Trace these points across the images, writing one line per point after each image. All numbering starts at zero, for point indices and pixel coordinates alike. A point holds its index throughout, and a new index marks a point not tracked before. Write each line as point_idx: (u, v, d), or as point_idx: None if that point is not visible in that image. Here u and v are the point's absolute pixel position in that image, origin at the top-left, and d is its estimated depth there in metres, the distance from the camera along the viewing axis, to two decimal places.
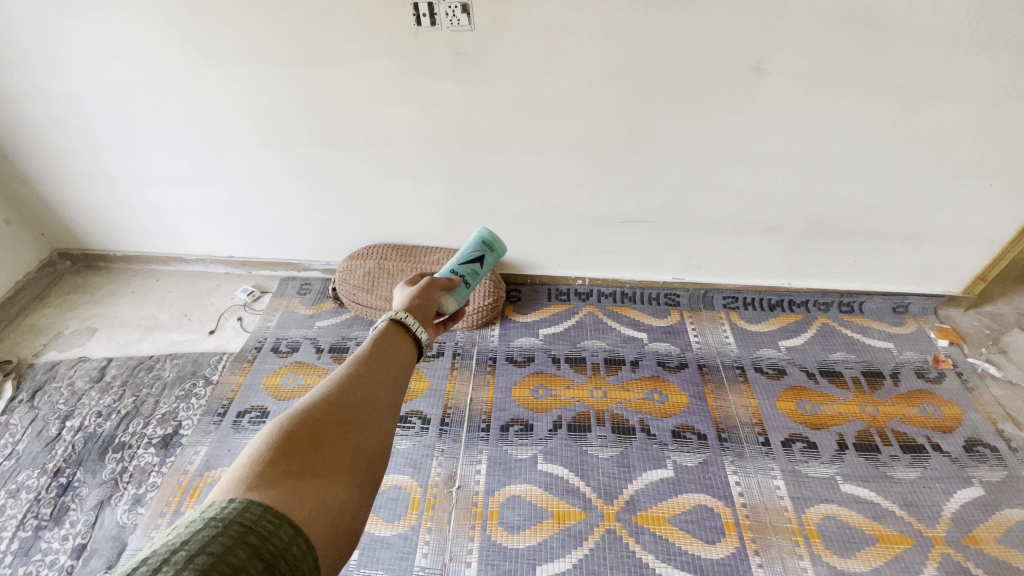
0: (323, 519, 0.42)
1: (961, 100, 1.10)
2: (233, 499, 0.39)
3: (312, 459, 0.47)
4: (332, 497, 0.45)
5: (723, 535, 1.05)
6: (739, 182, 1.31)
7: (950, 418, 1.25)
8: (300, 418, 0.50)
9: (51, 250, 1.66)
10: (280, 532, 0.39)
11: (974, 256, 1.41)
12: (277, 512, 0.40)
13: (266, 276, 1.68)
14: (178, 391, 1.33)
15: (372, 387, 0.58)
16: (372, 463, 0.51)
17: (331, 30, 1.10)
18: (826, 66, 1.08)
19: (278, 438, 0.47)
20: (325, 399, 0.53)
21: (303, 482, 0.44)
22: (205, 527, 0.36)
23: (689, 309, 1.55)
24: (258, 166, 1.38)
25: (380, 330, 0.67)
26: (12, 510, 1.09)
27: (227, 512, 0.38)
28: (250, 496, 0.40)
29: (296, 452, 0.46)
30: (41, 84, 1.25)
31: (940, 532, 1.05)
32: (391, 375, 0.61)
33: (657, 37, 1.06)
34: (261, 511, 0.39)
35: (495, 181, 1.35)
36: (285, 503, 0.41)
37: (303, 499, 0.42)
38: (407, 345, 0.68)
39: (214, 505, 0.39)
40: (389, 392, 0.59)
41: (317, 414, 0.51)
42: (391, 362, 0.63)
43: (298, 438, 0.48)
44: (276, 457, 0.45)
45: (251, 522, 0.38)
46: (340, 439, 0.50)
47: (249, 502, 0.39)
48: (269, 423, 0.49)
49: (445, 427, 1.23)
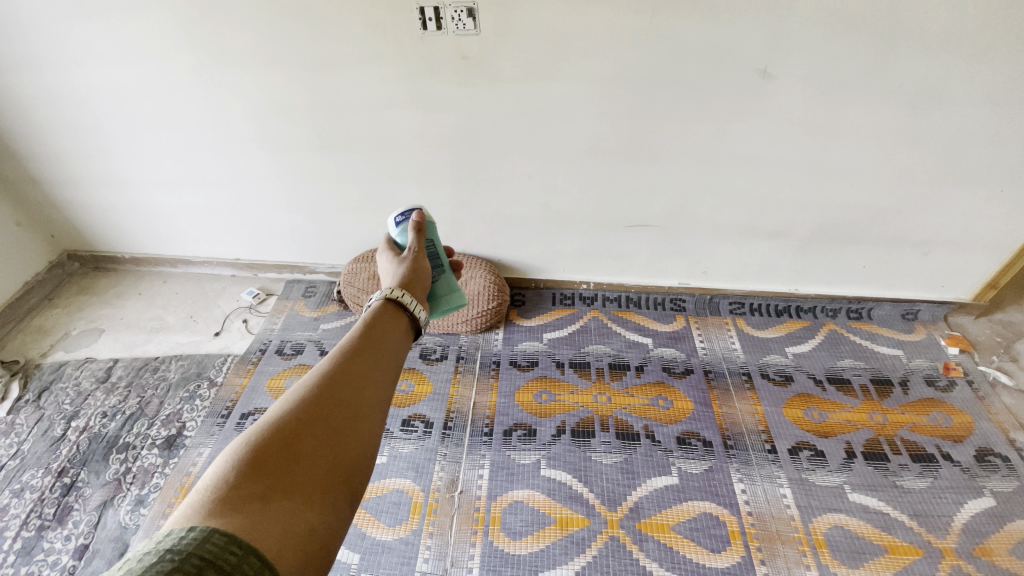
0: (291, 546, 0.41)
1: (971, 105, 1.09)
2: (193, 527, 0.38)
3: (282, 476, 0.46)
4: (302, 521, 0.44)
5: (728, 544, 1.03)
6: (745, 187, 1.30)
7: (961, 427, 1.23)
8: (272, 431, 0.49)
9: (61, 251, 1.68)
10: (243, 565, 0.37)
11: (985, 262, 1.39)
12: (242, 543, 0.39)
13: (272, 278, 1.69)
14: (182, 393, 1.33)
15: (353, 388, 0.56)
16: (350, 474, 0.50)
17: (338, 32, 1.10)
18: (833, 71, 1.07)
19: (247, 456, 0.46)
20: (300, 405, 0.52)
21: (270, 504, 0.43)
22: (162, 561, 0.35)
23: (695, 315, 1.54)
24: (263, 168, 1.39)
25: (367, 320, 0.66)
26: (16, 509, 1.09)
27: (185, 544, 0.37)
28: (212, 523, 0.39)
29: (265, 469, 0.45)
30: (51, 88, 1.27)
31: (950, 543, 1.03)
32: (375, 373, 0.60)
33: (662, 40, 1.06)
34: (224, 542, 0.38)
35: (500, 184, 1.35)
36: (250, 531, 0.40)
37: (268, 525, 0.41)
38: (397, 334, 0.67)
39: (173, 534, 0.38)
40: (372, 393, 0.58)
41: (290, 426, 0.50)
42: (377, 356, 0.62)
43: (269, 453, 0.47)
44: (242, 478, 0.44)
45: (211, 556, 0.36)
46: (315, 451, 0.49)
47: (211, 531, 0.38)
48: (238, 438, 0.48)
49: (448, 431, 1.23)
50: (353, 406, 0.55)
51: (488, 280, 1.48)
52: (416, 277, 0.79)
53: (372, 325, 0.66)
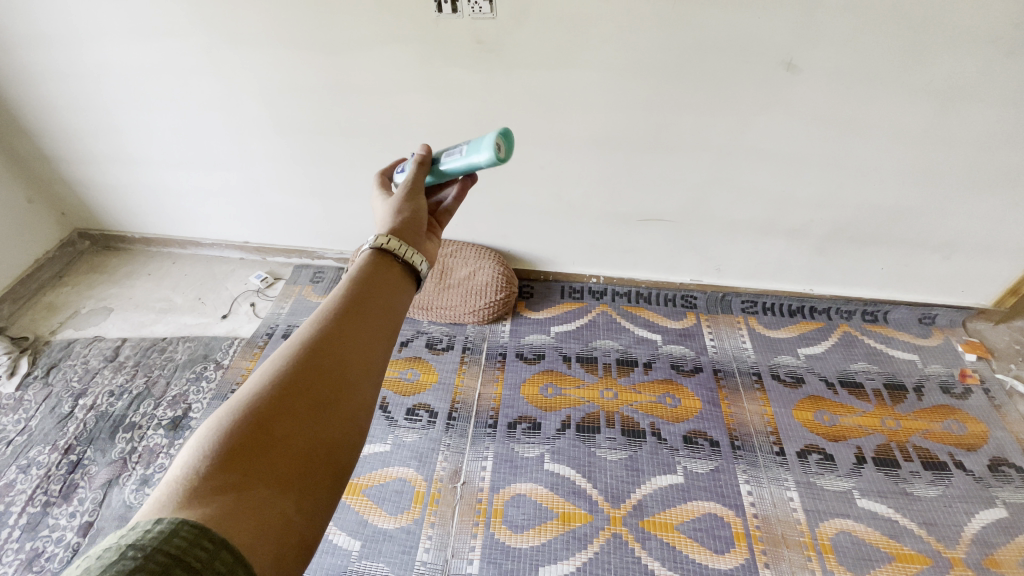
0: (266, 540, 0.37)
1: (1004, 104, 1.04)
2: (160, 520, 0.34)
3: (257, 460, 0.41)
4: (278, 511, 0.39)
5: (731, 546, 1.02)
6: (763, 183, 1.27)
7: (975, 436, 1.20)
8: (246, 412, 0.43)
9: (72, 229, 1.68)
10: (215, 561, 0.33)
11: (1008, 268, 1.35)
12: (213, 536, 0.34)
13: (280, 262, 1.68)
14: (189, 373, 1.34)
15: (338, 357, 0.50)
16: (334, 454, 0.45)
17: (351, 14, 1.08)
18: (862, 65, 1.03)
19: (218, 441, 0.41)
20: (276, 381, 0.46)
21: (244, 494, 0.38)
22: (123, 559, 0.31)
23: (706, 312, 1.51)
24: (273, 151, 1.38)
25: (353, 276, 0.59)
26: (23, 485, 1.11)
27: (149, 538, 0.33)
28: (182, 515, 0.35)
29: (237, 456, 0.40)
30: (63, 65, 1.26)
31: (959, 554, 1.01)
32: (365, 338, 0.53)
33: (684, 29, 1.02)
34: (194, 535, 0.34)
35: (512, 173, 1.33)
36: (222, 524, 0.36)
37: (243, 518, 0.37)
38: (391, 288, 0.61)
39: (137, 527, 0.34)
40: (359, 362, 0.51)
41: (266, 405, 0.44)
42: (366, 318, 0.55)
43: (241, 437, 0.41)
44: (214, 467, 0.39)
45: (179, 551, 0.32)
46: (295, 431, 0.44)
47: (180, 524, 0.34)
48: (208, 422, 0.43)
49: (452, 421, 1.22)
50: (337, 377, 0.49)
51: (496, 271, 1.46)
52: (410, 217, 0.69)
53: (360, 281, 0.59)
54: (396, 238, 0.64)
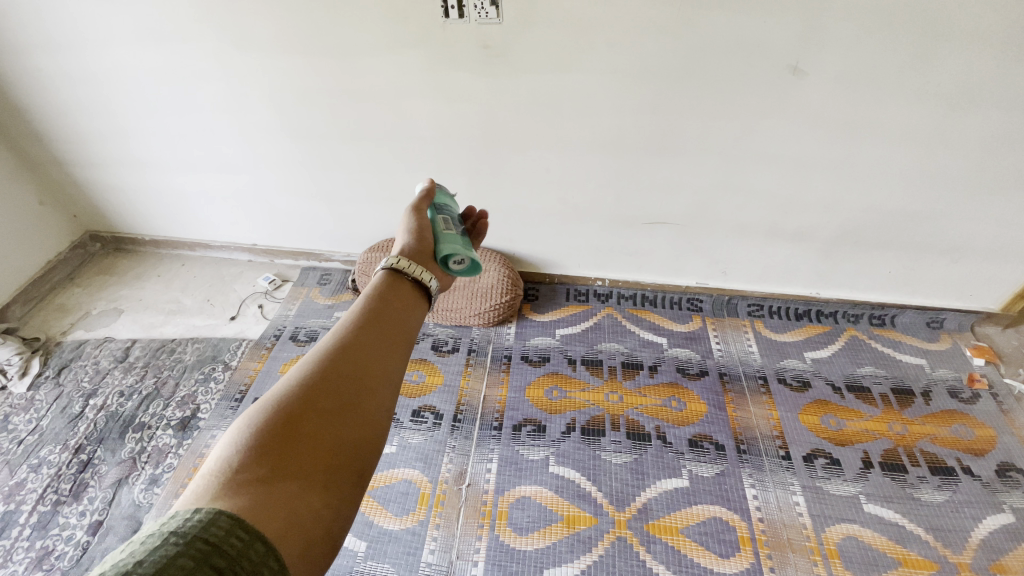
0: (294, 534, 0.38)
1: (1012, 107, 1.04)
2: (199, 509, 0.35)
3: (286, 455, 0.41)
4: (306, 506, 0.40)
5: (736, 550, 1.02)
6: (769, 186, 1.27)
7: (983, 441, 1.19)
8: (275, 411, 0.44)
9: (83, 232, 1.71)
10: (249, 551, 0.34)
11: (1016, 272, 1.34)
12: (247, 527, 0.35)
13: (288, 264, 1.70)
14: (197, 374, 1.35)
15: (361, 362, 0.51)
16: (358, 453, 0.46)
17: (359, 20, 1.09)
18: (868, 69, 1.03)
19: (250, 437, 0.42)
20: (303, 383, 0.47)
21: (274, 487, 0.39)
22: (165, 545, 0.32)
23: (712, 316, 1.51)
24: (280, 155, 1.39)
25: (372, 291, 0.61)
26: (34, 484, 1.12)
27: (190, 526, 0.34)
28: (219, 506, 0.36)
29: (267, 452, 0.41)
30: (75, 70, 1.28)
31: (966, 559, 1.00)
32: (385, 345, 0.54)
33: (689, 34, 1.03)
34: (230, 524, 0.35)
35: (518, 177, 1.33)
36: (254, 515, 0.36)
37: (274, 510, 0.37)
38: (408, 303, 0.62)
39: (177, 516, 0.35)
40: (380, 365, 0.52)
41: (293, 404, 0.45)
42: (386, 327, 0.56)
43: (271, 433, 0.42)
44: (246, 461, 0.40)
45: (217, 540, 0.33)
46: (321, 430, 0.44)
47: (217, 514, 0.35)
48: (239, 420, 0.44)
49: (457, 423, 1.23)
50: (359, 381, 0.50)
51: (502, 274, 1.47)
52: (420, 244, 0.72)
53: (380, 295, 0.60)
54: (407, 259, 0.66)
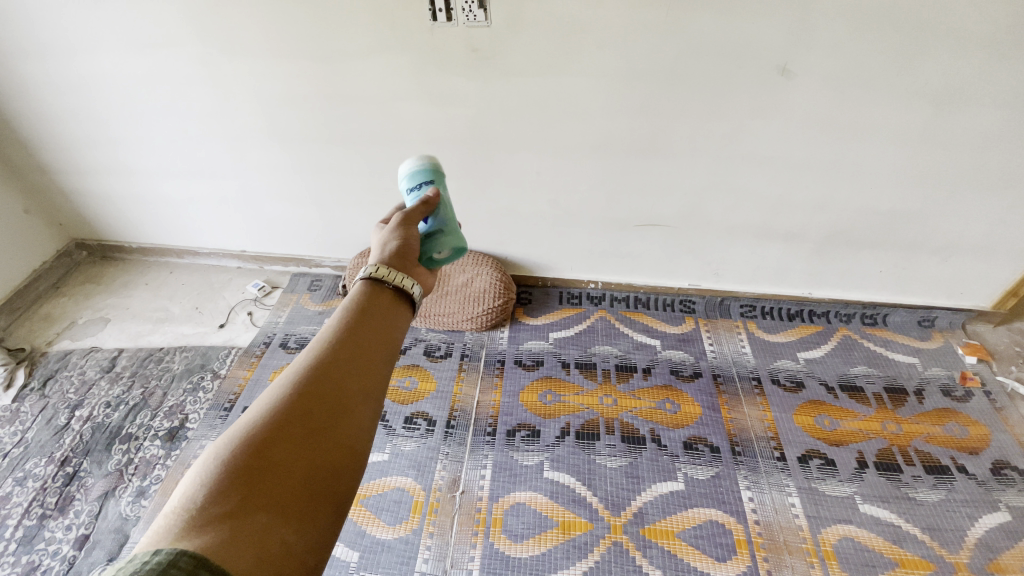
0: (267, 569, 0.37)
1: (999, 107, 1.05)
2: (158, 551, 0.33)
3: (255, 487, 0.40)
4: (277, 540, 0.38)
5: (733, 553, 1.01)
6: (759, 187, 1.27)
7: (977, 439, 1.19)
8: (245, 440, 0.43)
9: (69, 240, 1.68)
10: None
11: (1006, 270, 1.35)
12: (212, 566, 0.34)
13: (278, 271, 1.68)
14: (186, 384, 1.33)
15: (337, 382, 0.50)
16: (335, 479, 0.45)
17: (347, 24, 1.08)
18: (855, 70, 1.04)
19: (218, 470, 0.40)
20: (274, 410, 0.46)
21: (242, 523, 0.38)
22: None
23: (705, 317, 1.51)
24: (270, 161, 1.38)
25: (349, 304, 0.59)
26: (19, 498, 1.10)
27: (147, 570, 0.31)
28: (181, 545, 0.34)
29: (236, 484, 0.40)
30: (58, 76, 1.27)
31: (963, 559, 0.99)
32: (362, 364, 0.53)
33: (677, 36, 1.03)
34: (192, 565, 0.33)
35: (509, 180, 1.33)
36: (219, 554, 0.35)
37: (243, 547, 0.36)
38: (389, 314, 0.61)
39: (134, 559, 0.32)
40: (358, 386, 0.51)
41: (264, 432, 0.44)
42: (363, 343, 0.55)
43: (240, 465, 0.41)
44: (213, 496, 0.38)
45: None
46: (293, 457, 0.43)
47: (178, 554, 0.33)
48: (207, 452, 0.42)
49: (450, 430, 1.22)
50: (335, 403, 0.48)
51: (494, 277, 1.46)
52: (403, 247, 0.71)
53: (357, 308, 0.59)
54: (387, 266, 0.65)
